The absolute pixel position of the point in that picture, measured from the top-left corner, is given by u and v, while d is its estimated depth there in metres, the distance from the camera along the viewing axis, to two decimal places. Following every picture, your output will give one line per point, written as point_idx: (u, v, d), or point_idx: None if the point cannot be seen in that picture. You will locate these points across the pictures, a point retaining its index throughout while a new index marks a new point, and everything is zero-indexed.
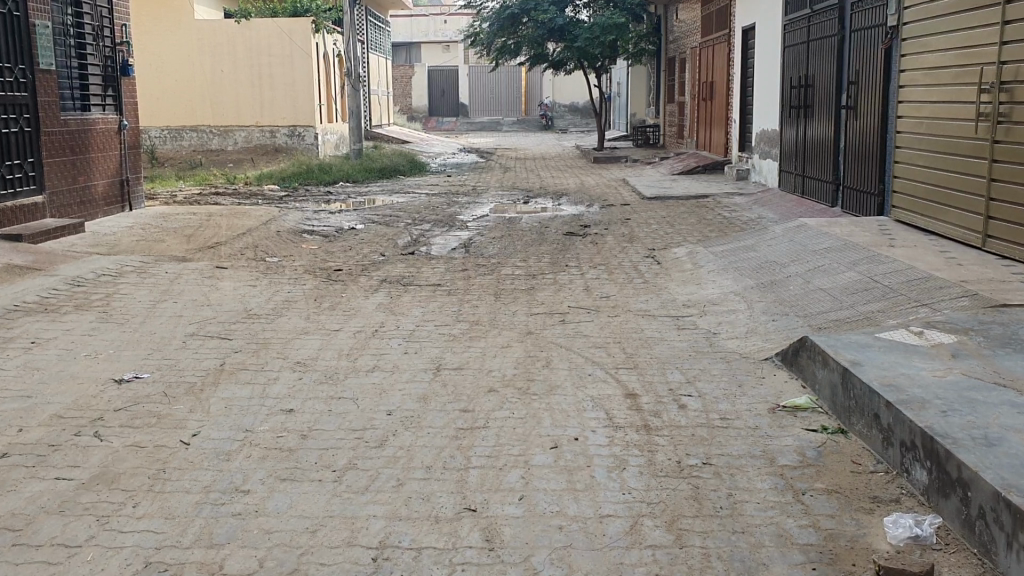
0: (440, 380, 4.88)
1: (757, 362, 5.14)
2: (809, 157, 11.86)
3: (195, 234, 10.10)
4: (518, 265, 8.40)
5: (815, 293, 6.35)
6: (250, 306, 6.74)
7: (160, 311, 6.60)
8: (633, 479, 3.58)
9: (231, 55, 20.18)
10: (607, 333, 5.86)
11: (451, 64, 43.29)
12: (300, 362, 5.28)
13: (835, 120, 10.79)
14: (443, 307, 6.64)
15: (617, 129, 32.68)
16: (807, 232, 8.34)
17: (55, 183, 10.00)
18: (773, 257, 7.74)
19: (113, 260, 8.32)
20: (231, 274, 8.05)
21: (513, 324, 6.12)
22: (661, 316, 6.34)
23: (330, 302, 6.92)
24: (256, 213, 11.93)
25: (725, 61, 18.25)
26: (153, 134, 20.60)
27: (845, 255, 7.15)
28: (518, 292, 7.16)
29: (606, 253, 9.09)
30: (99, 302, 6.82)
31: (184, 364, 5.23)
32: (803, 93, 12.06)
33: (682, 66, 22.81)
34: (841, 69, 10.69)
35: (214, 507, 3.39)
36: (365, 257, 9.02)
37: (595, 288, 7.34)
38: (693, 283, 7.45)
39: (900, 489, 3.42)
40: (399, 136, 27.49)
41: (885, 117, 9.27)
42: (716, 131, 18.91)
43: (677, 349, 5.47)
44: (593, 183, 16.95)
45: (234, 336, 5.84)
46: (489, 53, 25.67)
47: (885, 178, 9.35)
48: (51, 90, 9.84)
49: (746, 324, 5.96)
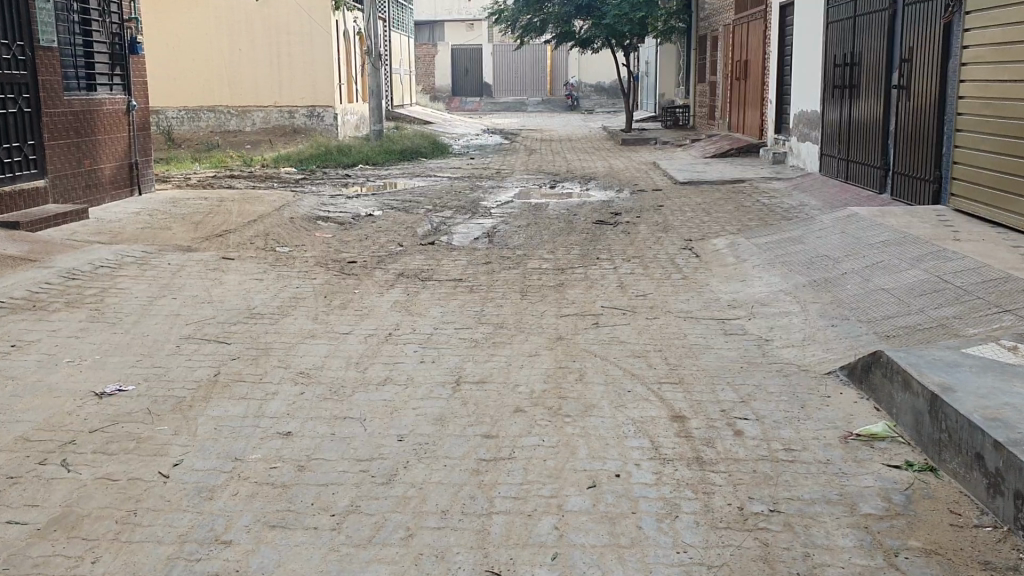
0: (460, 397, 4.30)
1: (820, 376, 4.52)
2: (855, 140, 11.14)
3: (203, 221, 9.55)
4: (545, 258, 7.80)
5: (876, 294, 5.70)
6: (254, 305, 6.18)
7: (155, 309, 6.06)
8: (689, 534, 2.99)
9: (250, 33, 19.65)
10: (646, 339, 5.26)
11: (475, 43, 42.51)
12: (303, 372, 4.72)
13: (886, 102, 10.06)
14: (463, 307, 6.07)
15: (645, 110, 31.90)
16: (860, 223, 7.67)
17: (57, 166, 9.48)
18: (824, 251, 7.09)
19: (114, 250, 7.79)
20: (237, 267, 7.50)
21: (541, 327, 5.52)
22: (704, 319, 5.72)
23: (341, 300, 6.35)
24: (270, 198, 11.41)
25: (761, 39, 17.47)
26: (169, 114, 20.12)
27: (907, 250, 6.49)
28: (545, 289, 6.57)
29: (639, 245, 8.47)
30: (92, 298, 6.28)
31: (174, 375, 4.67)
32: (849, 72, 11.34)
33: (714, 44, 22.03)
34: (893, 45, 9.96)
35: (188, 566, 2.84)
36: (382, 247, 8.46)
37: (629, 284, 6.72)
38: (737, 279, 6.82)
39: (1017, 554, 2.81)
40: (421, 117, 26.84)
41: (943, 97, 8.55)
42: (750, 113, 18.18)
43: (726, 359, 4.87)
44: (622, 166, 16.29)
45: (233, 341, 5.28)
46: (514, 31, 25.00)
47: (941, 163, 8.63)
48: (53, 68, 9.31)
49: (802, 329, 5.33)
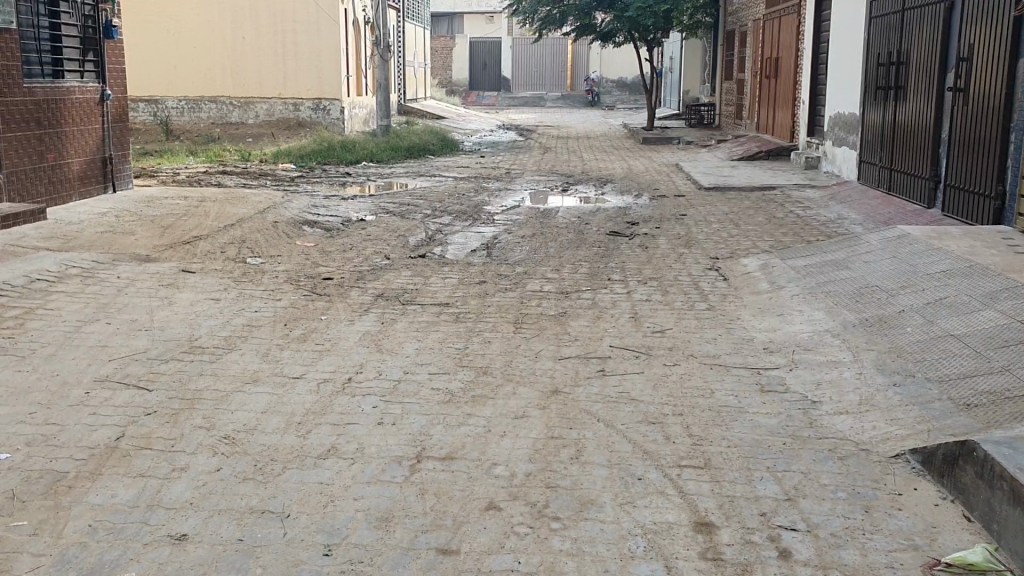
0: (418, 483, 3.32)
1: (885, 463, 3.50)
2: (899, 147, 10.08)
3: (174, 225, 8.62)
4: (548, 277, 6.82)
5: (942, 339, 4.65)
6: (198, 334, 5.23)
7: (80, 337, 5.11)
8: None
9: (253, 20, 18.70)
10: (663, 396, 4.26)
11: (494, 36, 41.52)
12: (228, 436, 3.75)
13: (938, 107, 9.00)
14: (444, 342, 5.08)
15: (667, 108, 30.81)
16: (913, 245, 6.62)
17: (15, 161, 8.56)
18: (874, 280, 6.05)
19: (60, 258, 6.87)
20: (195, 282, 6.55)
21: (534, 375, 4.52)
22: (735, 368, 4.71)
23: (303, 329, 5.37)
24: (255, 197, 10.48)
25: (794, 35, 16.35)
26: (169, 104, 19.24)
27: (976, 281, 5.43)
28: (545, 320, 5.56)
29: (657, 263, 7.45)
30: (11, 321, 5.35)
31: (66, 437, 3.71)
32: (894, 71, 10.27)
33: (742, 40, 20.94)
34: (949, 42, 8.88)
35: None
36: (366, 260, 7.50)
37: (644, 316, 5.72)
38: (772, 312, 5.81)
39: None
40: (435, 111, 25.92)
41: (1010, 103, 7.47)
42: (780, 112, 17.08)
43: (764, 430, 3.85)
44: (642, 168, 15.27)
45: (156, 386, 4.33)
46: (533, 23, 23.95)
47: (1005, 178, 7.57)
48: (11, 52, 8.38)
49: (857, 389, 4.31)
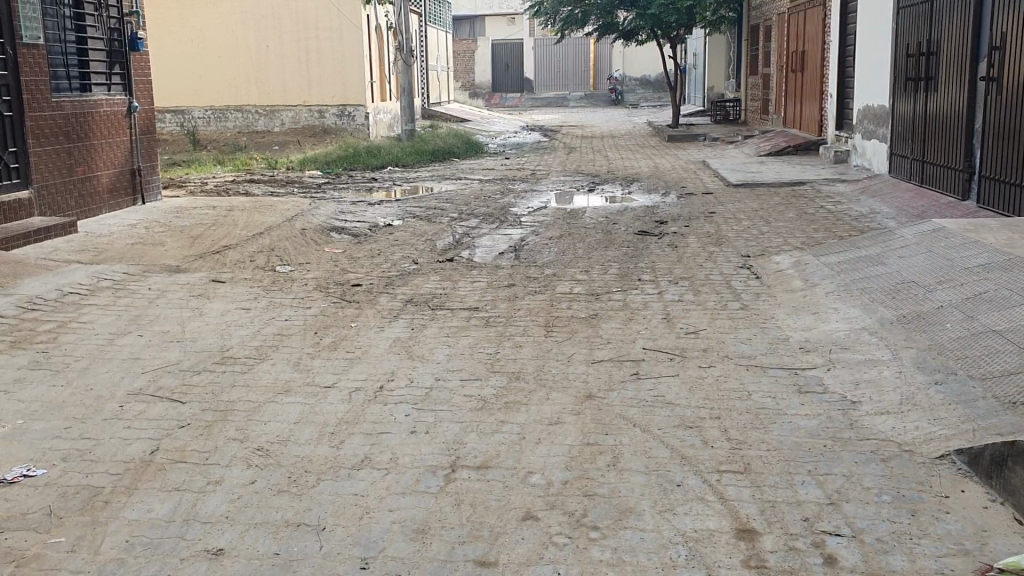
0: (454, 493, 3.28)
1: (931, 464, 3.42)
2: (931, 140, 9.93)
3: (203, 234, 8.66)
4: (578, 279, 6.76)
5: (984, 335, 4.54)
6: (229, 344, 5.23)
7: (113, 350, 5.13)
8: None
9: (276, 28, 18.79)
10: (700, 399, 4.19)
11: (516, 38, 41.52)
12: (262, 448, 3.74)
13: (971, 98, 8.84)
14: (475, 348, 5.04)
15: (691, 104, 30.62)
16: (950, 238, 6.49)
17: (46, 175, 8.64)
18: (910, 276, 5.93)
19: (93, 271, 6.92)
20: (226, 292, 6.57)
21: (567, 380, 4.47)
22: (772, 369, 4.62)
23: (333, 337, 5.36)
24: (283, 205, 10.51)
25: (820, 27, 16.17)
26: (196, 114, 19.40)
27: (1017, 273, 5.30)
28: (576, 324, 5.50)
29: (687, 262, 7.38)
30: (44, 335, 5.39)
31: (101, 451, 3.71)
32: (924, 62, 10.11)
33: (767, 34, 20.74)
34: (981, 32, 8.73)
35: None
36: (394, 265, 7.50)
37: (676, 317, 5.65)
38: (807, 310, 5.72)
39: None
40: (458, 114, 25.93)
41: None
42: (807, 106, 16.92)
43: (804, 432, 3.78)
44: (669, 166, 15.18)
45: (190, 398, 4.33)
46: (555, 23, 23.88)
47: None
48: (39, 67, 8.47)
49: (898, 388, 4.21)
